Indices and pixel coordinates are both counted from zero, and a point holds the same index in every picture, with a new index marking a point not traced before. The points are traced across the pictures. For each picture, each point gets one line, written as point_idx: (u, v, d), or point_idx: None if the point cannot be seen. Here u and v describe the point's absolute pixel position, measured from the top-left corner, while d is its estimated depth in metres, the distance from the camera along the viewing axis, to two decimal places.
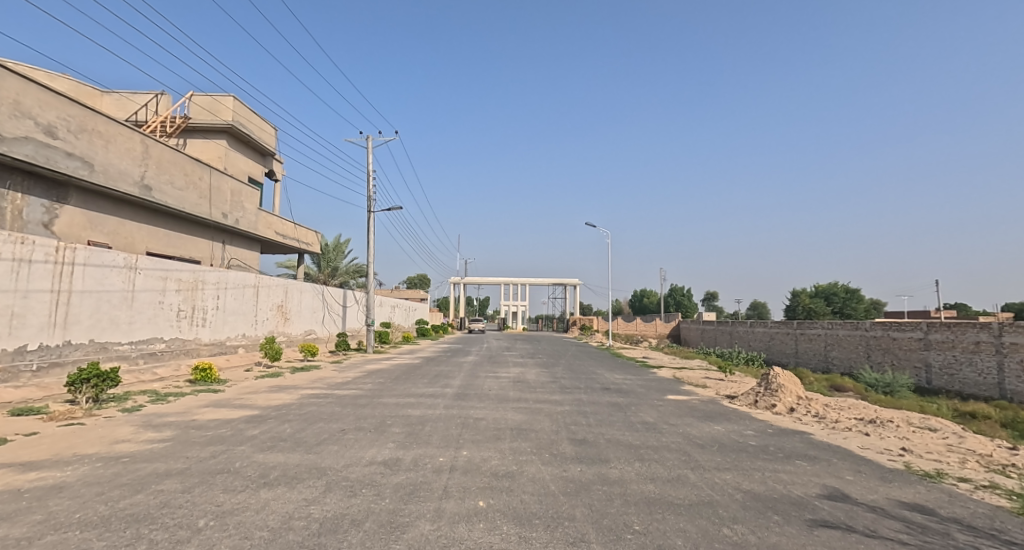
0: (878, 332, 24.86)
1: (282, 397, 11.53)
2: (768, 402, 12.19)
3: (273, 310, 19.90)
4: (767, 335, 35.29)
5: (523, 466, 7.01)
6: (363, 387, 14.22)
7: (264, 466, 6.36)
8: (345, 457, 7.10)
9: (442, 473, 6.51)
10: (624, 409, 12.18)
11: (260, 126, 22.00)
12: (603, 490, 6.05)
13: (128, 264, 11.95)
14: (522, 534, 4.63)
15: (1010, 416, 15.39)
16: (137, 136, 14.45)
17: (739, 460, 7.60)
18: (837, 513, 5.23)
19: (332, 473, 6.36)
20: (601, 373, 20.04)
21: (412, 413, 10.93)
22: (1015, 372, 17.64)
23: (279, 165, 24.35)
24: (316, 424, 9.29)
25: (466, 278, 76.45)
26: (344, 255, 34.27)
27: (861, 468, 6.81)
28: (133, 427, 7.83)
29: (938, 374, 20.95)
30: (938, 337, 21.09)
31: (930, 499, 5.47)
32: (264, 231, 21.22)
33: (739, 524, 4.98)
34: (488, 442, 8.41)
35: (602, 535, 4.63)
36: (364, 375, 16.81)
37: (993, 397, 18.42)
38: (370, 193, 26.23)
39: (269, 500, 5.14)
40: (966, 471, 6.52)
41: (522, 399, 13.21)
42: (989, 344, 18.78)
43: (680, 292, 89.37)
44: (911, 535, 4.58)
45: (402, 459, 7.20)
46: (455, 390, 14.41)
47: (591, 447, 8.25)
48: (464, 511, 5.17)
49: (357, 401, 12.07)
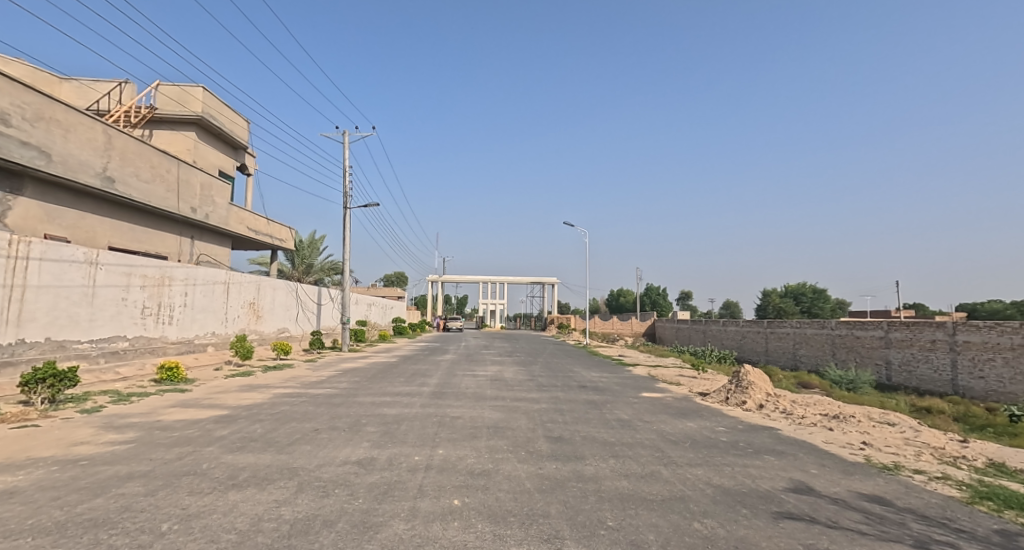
0: (842, 331, 25.50)
1: (253, 396, 11.35)
2: (739, 399, 12.47)
3: (245, 308, 19.55)
4: (739, 334, 35.96)
5: (498, 464, 7.02)
6: (339, 386, 14.08)
7: (232, 468, 6.26)
8: (318, 457, 7.05)
9: (417, 473, 6.50)
10: (600, 406, 12.32)
11: (231, 118, 21.56)
12: (578, 487, 6.12)
13: (88, 258, 11.62)
14: (497, 531, 4.65)
15: (962, 410, 15.97)
16: (99, 127, 14.01)
17: (710, 455, 7.74)
18: (802, 506, 5.38)
19: (304, 473, 6.30)
20: (579, 372, 20.05)
21: (388, 412, 10.83)
22: (967, 368, 18.35)
23: (252, 159, 23.93)
24: (288, 424, 9.19)
25: (445, 275, 76.01)
26: (320, 251, 33.77)
27: (825, 462, 7.01)
28: (93, 429, 7.62)
29: (897, 371, 21.62)
30: (898, 336, 21.74)
31: (887, 490, 5.65)
32: (236, 227, 20.83)
33: (709, 518, 5.08)
34: (465, 441, 8.39)
35: (576, 532, 4.69)
36: (339, 374, 16.60)
37: (947, 393, 19.14)
38: (347, 188, 25.94)
39: (237, 502, 5.07)
40: (921, 463, 6.77)
41: (499, 397, 13.22)
42: (944, 342, 19.47)
43: (656, 291, 90.31)
44: (869, 525, 4.73)
45: (377, 459, 7.14)
46: (431, 389, 14.33)
47: (567, 445, 8.31)
48: (439, 510, 5.17)
49: (331, 400, 11.96)
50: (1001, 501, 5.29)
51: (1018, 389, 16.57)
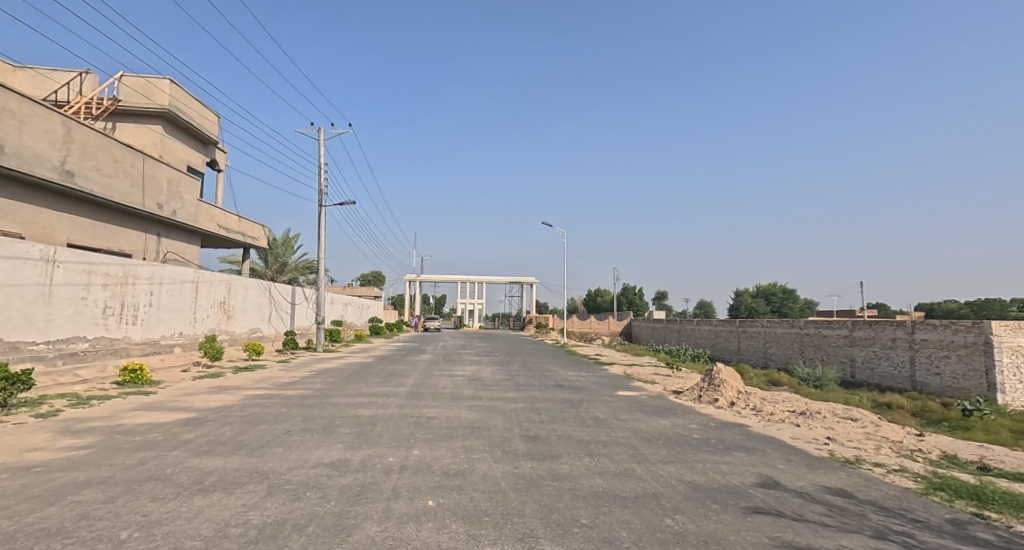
0: (810, 330, 26.09)
1: (222, 398, 11.12)
2: (712, 396, 12.67)
3: (215, 307, 19.14)
4: (713, 333, 36.52)
5: (473, 464, 7.00)
6: (313, 387, 13.89)
7: (198, 472, 6.12)
8: (290, 460, 6.94)
9: (391, 474, 6.45)
10: (576, 405, 12.38)
11: (200, 112, 21.10)
12: (553, 485, 6.14)
13: (45, 256, 11.25)
14: (471, 531, 4.64)
15: (921, 405, 16.53)
16: (57, 119, 13.55)
17: (683, 452, 7.85)
18: (769, 500, 5.49)
19: (274, 476, 6.20)
20: (556, 371, 20.13)
21: (363, 413, 10.74)
22: (925, 365, 19.00)
23: (222, 155, 23.45)
24: (259, 426, 9.03)
25: (423, 275, 75.56)
26: (294, 250, 33.25)
27: (792, 457, 7.17)
28: (50, 434, 7.37)
29: (861, 368, 22.23)
30: (862, 334, 22.34)
31: (849, 483, 5.81)
32: (206, 224, 20.39)
33: (680, 514, 5.15)
34: (440, 441, 8.35)
35: (549, 530, 4.71)
36: (313, 375, 16.38)
37: (906, 389, 19.79)
38: (321, 186, 25.59)
39: (203, 507, 4.97)
40: (880, 456, 6.98)
41: (476, 397, 13.18)
42: (904, 340, 20.09)
43: (632, 291, 91.15)
44: (832, 517, 4.86)
45: (350, 460, 7.07)
46: (408, 389, 14.23)
47: (542, 444, 8.34)
48: (412, 511, 5.14)
49: (304, 402, 11.78)
50: (953, 492, 5.49)
51: (971, 384, 17.24)
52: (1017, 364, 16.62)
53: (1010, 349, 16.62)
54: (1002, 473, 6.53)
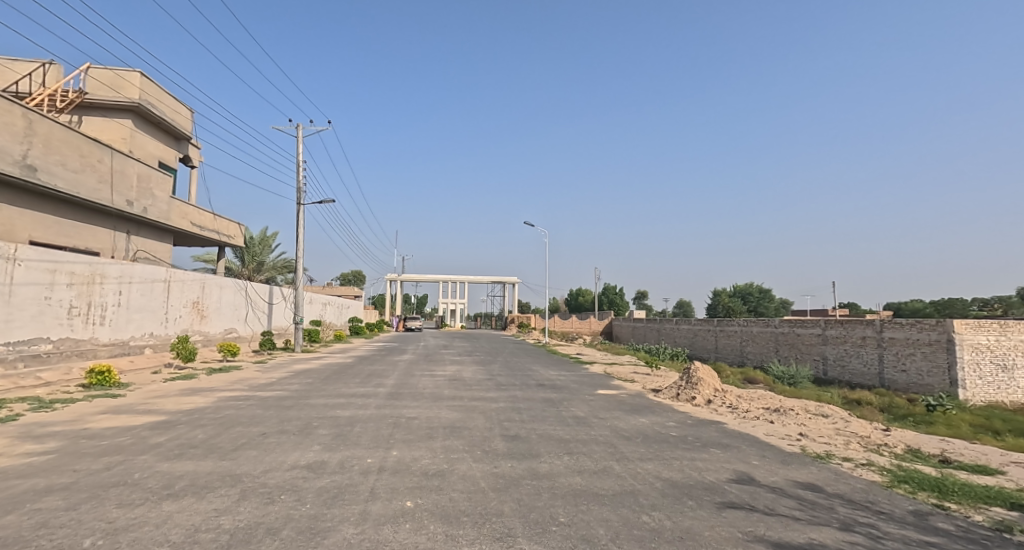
0: (784, 328, 26.55)
1: (195, 401, 10.90)
2: (689, 394, 12.83)
3: (188, 307, 18.77)
4: (691, 332, 36.93)
5: (453, 464, 6.97)
6: (290, 388, 13.70)
7: (168, 476, 5.99)
8: (264, 462, 6.83)
9: (369, 475, 6.39)
10: (557, 404, 12.41)
11: (172, 107, 20.67)
12: (533, 484, 6.14)
13: (5, 254, 10.91)
14: (449, 532, 4.62)
15: (888, 402, 16.96)
16: (18, 111, 13.12)
17: (661, 450, 7.92)
18: (743, 495, 5.56)
19: (248, 479, 6.09)
20: (537, 370, 20.17)
21: (341, 414, 10.62)
22: (892, 362, 19.50)
23: (196, 151, 23.00)
24: (233, 428, 8.87)
25: (404, 274, 75.06)
26: (271, 248, 32.75)
27: (766, 453, 7.29)
28: (10, 439, 7.14)
29: (833, 366, 22.70)
30: (833, 333, 22.81)
31: (819, 477, 5.93)
32: (178, 221, 19.98)
33: (656, 511, 5.19)
34: (420, 441, 8.29)
35: (528, 529, 4.71)
36: (290, 376, 16.17)
37: (874, 386, 20.29)
38: (300, 183, 25.25)
39: (172, 512, 4.86)
40: (849, 451, 7.13)
41: (458, 397, 13.12)
42: (873, 338, 20.56)
43: (613, 291, 91.72)
44: (802, 511, 4.94)
45: (327, 462, 6.98)
46: (388, 389, 14.12)
47: (523, 443, 8.34)
48: (391, 512, 5.09)
49: (281, 403, 11.60)
50: (916, 484, 5.64)
51: (934, 381, 17.82)
52: (977, 361, 17.30)
53: (971, 346, 17.29)
54: (963, 465, 6.72)
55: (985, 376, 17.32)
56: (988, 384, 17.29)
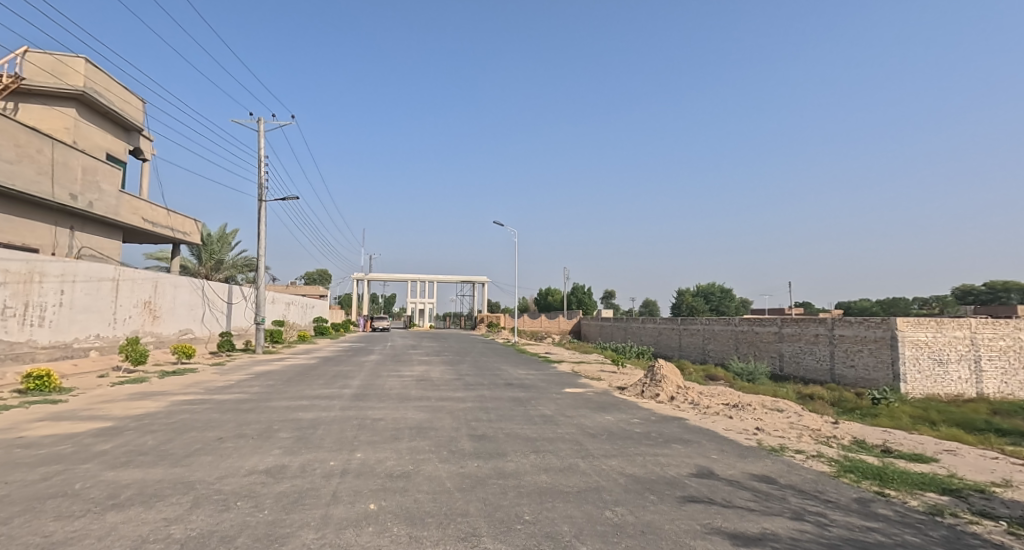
0: (743, 327, 27.21)
1: (146, 405, 10.45)
2: (653, 392, 13.00)
3: (139, 307, 18.03)
4: (656, 330, 37.53)
5: (419, 465, 6.86)
6: (249, 391, 13.29)
7: (114, 486, 5.70)
8: (220, 468, 6.58)
9: (331, 478, 6.22)
10: (525, 403, 12.39)
11: (121, 96, 19.81)
12: (498, 483, 6.08)
13: None
14: (413, 533, 4.52)
15: (838, 396, 17.58)
16: None
17: (625, 446, 7.97)
18: (702, 489, 5.63)
19: (202, 486, 5.85)
20: (506, 369, 20.14)
21: (303, 416, 10.35)
22: (842, 358, 20.21)
23: (147, 143, 22.13)
24: (187, 434, 8.54)
25: (371, 274, 74.10)
26: (230, 246, 31.79)
27: (725, 447, 7.42)
28: None
29: (789, 362, 23.38)
30: (789, 331, 23.49)
31: (773, 469, 6.06)
32: (127, 217, 19.17)
33: (619, 506, 5.20)
34: (385, 443, 8.14)
35: (493, 528, 4.65)
36: (250, 378, 15.70)
37: (825, 381, 21.01)
38: (261, 179, 24.56)
39: (117, 523, 4.62)
40: (801, 443, 7.32)
41: (425, 397, 12.96)
42: (825, 335, 21.26)
43: (582, 291, 92.36)
44: (757, 502, 5.03)
45: (287, 466, 6.77)
46: (353, 390, 13.85)
47: (489, 442, 8.27)
48: (353, 516, 4.96)
49: (240, 406, 11.24)
50: (861, 473, 5.83)
51: (879, 375, 18.61)
52: (917, 357, 18.15)
53: (912, 342, 18.11)
54: (902, 454, 7.00)
55: (924, 370, 18.17)
56: (926, 378, 18.13)
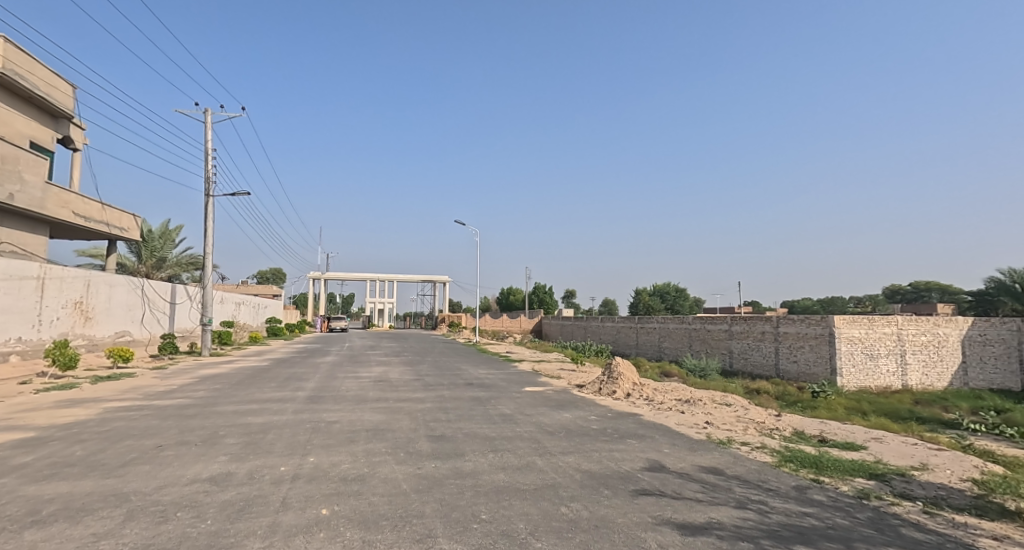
0: (696, 325, 27.86)
1: (76, 413, 9.78)
2: (610, 389, 13.09)
3: (68, 307, 16.96)
4: (615, 329, 38.01)
5: (374, 468, 6.64)
6: (194, 396, 12.66)
7: (36, 501, 5.27)
8: (159, 478, 6.19)
9: (281, 485, 5.93)
10: (484, 402, 12.26)
11: (48, 81, 18.58)
12: (456, 483, 5.93)
13: None
14: (366, 537, 4.33)
15: (782, 390, 18.20)
16: None
17: (582, 443, 7.96)
18: (654, 481, 5.65)
19: (137, 498, 5.47)
20: (466, 369, 19.95)
21: (252, 421, 9.92)
22: (785, 354, 20.96)
23: (78, 131, 20.85)
24: (122, 442, 8.02)
25: (327, 274, 72.47)
26: (173, 243, 30.37)
27: (676, 441, 7.49)
28: None
29: (738, 358, 24.06)
30: (738, 328, 24.16)
31: (720, 461, 6.15)
32: (55, 210, 18.01)
33: (575, 502, 5.15)
34: (339, 446, 7.87)
35: (449, 528, 4.51)
36: (194, 382, 14.98)
37: (770, 376, 21.75)
38: (208, 172, 23.53)
39: (36, 542, 4.25)
40: (747, 436, 7.48)
41: (382, 399, 12.65)
42: (770, 333, 21.98)
43: (542, 291, 92.58)
44: (705, 493, 5.07)
45: (234, 473, 6.43)
46: (307, 393, 13.40)
47: (448, 443, 8.10)
48: (304, 522, 4.73)
49: (182, 412, 10.68)
50: (799, 462, 5.98)
51: (819, 369, 19.43)
52: (851, 351, 19.04)
53: (847, 339, 18.99)
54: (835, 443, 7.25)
55: (858, 364, 19.07)
56: (859, 371, 19.04)
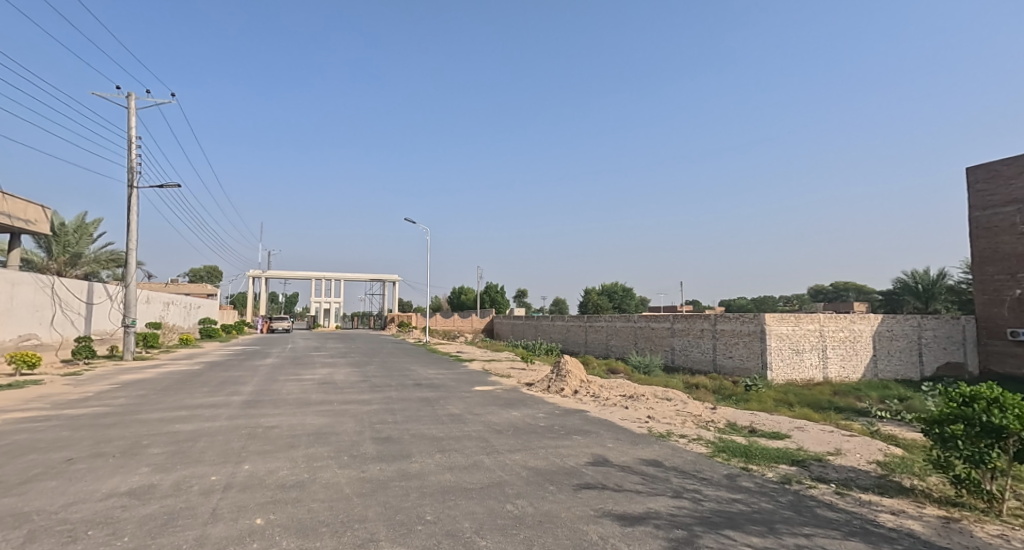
0: (641, 323, 28.47)
1: None
2: (557, 386, 13.13)
3: None
4: (564, 328, 38.36)
5: (316, 473, 6.35)
6: (116, 404, 11.81)
7: None
8: (71, 493, 5.68)
9: (212, 495, 5.57)
10: (433, 403, 12.04)
11: None
12: (400, 486, 5.74)
13: None
14: (302, 546, 4.10)
15: (718, 384, 18.82)
16: None
17: (529, 440, 7.90)
18: (597, 475, 5.65)
19: (43, 517, 4.99)
20: (415, 369, 19.59)
21: (181, 428, 9.34)
22: (722, 350, 21.72)
23: None
24: (27, 457, 7.34)
25: (268, 274, 69.86)
26: (89, 238, 28.36)
27: (619, 436, 7.56)
28: None
29: (679, 355, 24.72)
30: (679, 326, 24.83)
31: (659, 453, 6.24)
32: None
33: (520, 499, 5.07)
34: (278, 451, 7.50)
35: (392, 531, 4.34)
36: (117, 388, 14.00)
37: (708, 372, 22.46)
38: (132, 163, 22.12)
39: None
40: (685, 428, 7.64)
41: (325, 402, 12.21)
42: (708, 330, 22.71)
43: (494, 291, 92.16)
44: (644, 484, 5.10)
45: (159, 485, 6.00)
46: (244, 398, 12.78)
47: (394, 445, 7.87)
48: (236, 533, 4.43)
49: (101, 421, 9.92)
50: (729, 451, 6.14)
51: (752, 364, 20.24)
52: (780, 347, 19.91)
53: (777, 335, 19.85)
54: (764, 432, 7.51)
55: (785, 358, 19.95)
56: (787, 365, 19.92)
